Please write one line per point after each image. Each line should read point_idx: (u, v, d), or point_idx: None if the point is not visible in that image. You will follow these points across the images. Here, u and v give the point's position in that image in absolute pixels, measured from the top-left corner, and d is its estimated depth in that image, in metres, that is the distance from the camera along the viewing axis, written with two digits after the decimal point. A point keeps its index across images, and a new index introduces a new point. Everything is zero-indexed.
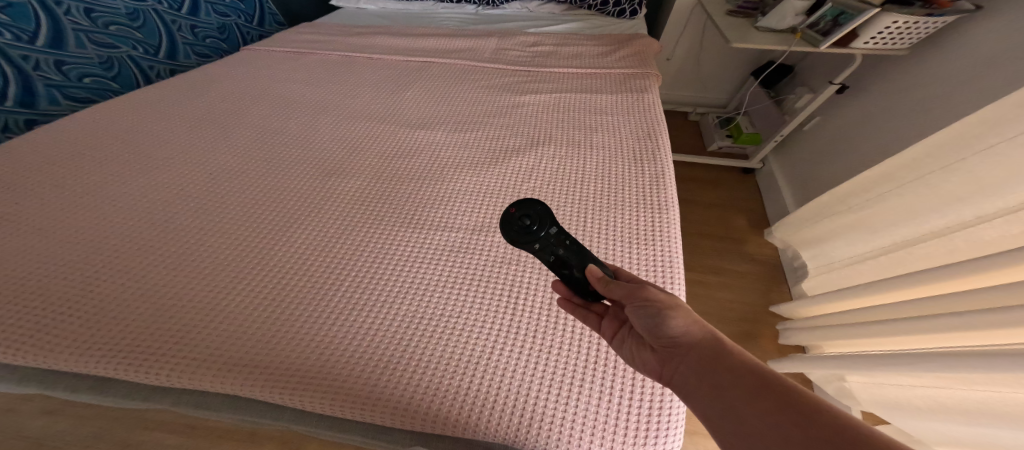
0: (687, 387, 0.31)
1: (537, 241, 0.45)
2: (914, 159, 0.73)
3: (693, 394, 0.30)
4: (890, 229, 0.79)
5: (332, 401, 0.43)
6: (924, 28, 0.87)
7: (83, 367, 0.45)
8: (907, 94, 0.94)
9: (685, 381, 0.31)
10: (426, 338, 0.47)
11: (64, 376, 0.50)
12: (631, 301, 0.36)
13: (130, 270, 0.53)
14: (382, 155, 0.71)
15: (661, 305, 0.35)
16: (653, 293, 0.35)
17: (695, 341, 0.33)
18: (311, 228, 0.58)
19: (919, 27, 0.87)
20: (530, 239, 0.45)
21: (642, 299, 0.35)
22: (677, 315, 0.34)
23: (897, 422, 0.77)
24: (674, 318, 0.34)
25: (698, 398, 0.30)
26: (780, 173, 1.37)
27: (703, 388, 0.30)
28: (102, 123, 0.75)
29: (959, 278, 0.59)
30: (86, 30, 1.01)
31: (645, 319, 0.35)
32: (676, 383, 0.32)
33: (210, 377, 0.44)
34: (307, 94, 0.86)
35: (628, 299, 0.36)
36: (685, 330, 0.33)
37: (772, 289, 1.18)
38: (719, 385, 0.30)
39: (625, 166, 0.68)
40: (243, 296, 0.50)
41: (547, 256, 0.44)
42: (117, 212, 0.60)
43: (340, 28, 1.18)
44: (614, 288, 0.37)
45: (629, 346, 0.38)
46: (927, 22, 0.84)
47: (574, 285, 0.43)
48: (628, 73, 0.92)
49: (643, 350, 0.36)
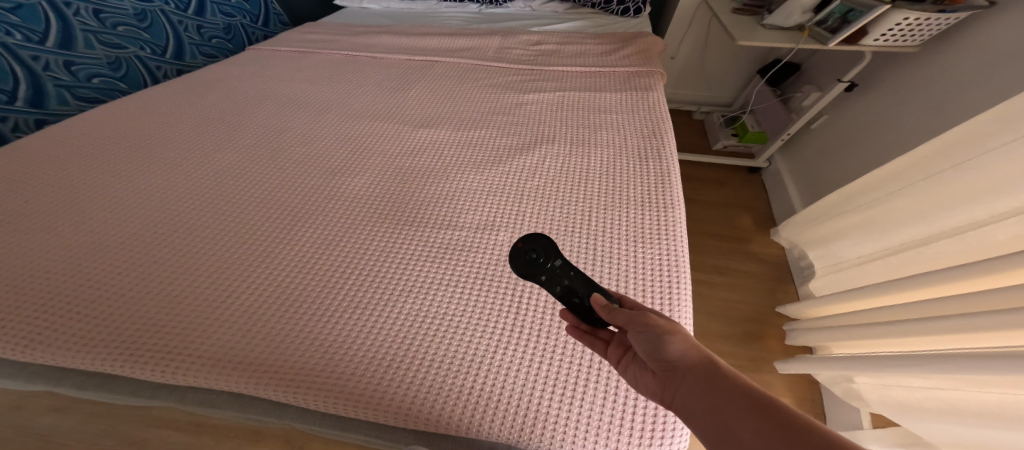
0: (687, 409, 0.30)
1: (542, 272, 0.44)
2: (926, 158, 0.72)
3: (693, 416, 0.29)
4: (899, 229, 0.78)
5: (336, 399, 0.43)
6: (936, 25, 0.85)
7: (91, 365, 0.46)
8: (917, 92, 0.93)
9: (685, 404, 0.30)
10: (430, 338, 0.46)
11: (71, 374, 0.50)
12: (633, 328, 0.34)
13: (136, 268, 0.53)
14: (386, 154, 0.71)
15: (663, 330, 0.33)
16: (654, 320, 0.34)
17: (695, 363, 0.31)
18: (315, 227, 0.58)
19: (931, 24, 0.85)
20: (536, 272, 0.43)
21: (643, 325, 0.34)
22: (676, 338, 0.32)
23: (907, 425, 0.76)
24: (673, 341, 0.32)
25: (698, 422, 0.29)
26: (786, 173, 1.36)
27: (704, 412, 0.29)
28: (108, 122, 0.76)
29: (971, 278, 0.58)
30: (95, 31, 1.02)
31: (646, 345, 0.33)
32: (677, 407, 0.30)
33: (215, 374, 0.44)
34: (311, 94, 0.87)
35: (630, 326, 0.34)
36: (685, 353, 0.32)
37: (778, 289, 1.17)
38: (719, 409, 0.28)
39: (630, 164, 0.67)
40: (248, 295, 0.50)
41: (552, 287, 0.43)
42: (124, 210, 0.60)
43: (343, 28, 1.18)
44: (618, 315, 0.35)
45: (634, 370, 0.36)
46: (939, 19, 0.83)
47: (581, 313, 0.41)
48: (632, 71, 0.92)
49: (645, 374, 0.35)
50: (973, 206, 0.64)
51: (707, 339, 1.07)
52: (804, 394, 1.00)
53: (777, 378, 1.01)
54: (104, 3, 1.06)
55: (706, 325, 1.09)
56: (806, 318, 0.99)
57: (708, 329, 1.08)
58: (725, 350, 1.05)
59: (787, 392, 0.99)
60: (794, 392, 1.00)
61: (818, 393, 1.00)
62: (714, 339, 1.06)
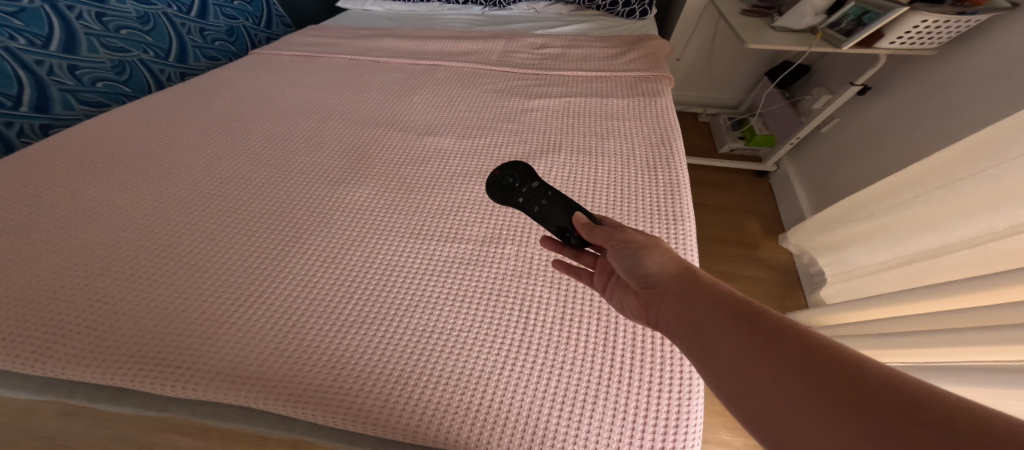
0: (669, 322, 0.32)
1: (519, 195, 0.51)
2: (944, 166, 0.71)
3: (675, 326, 0.31)
4: (916, 237, 0.76)
5: (343, 415, 0.42)
6: (954, 28, 0.84)
7: (100, 378, 0.45)
8: (935, 95, 0.91)
9: (667, 318, 0.32)
10: (436, 352, 0.46)
11: (74, 386, 0.50)
12: (611, 244, 0.38)
13: (139, 281, 0.52)
14: (391, 163, 0.70)
15: (639, 245, 0.37)
16: (631, 235, 0.37)
17: (671, 276, 0.34)
18: (319, 239, 0.58)
19: (949, 27, 0.84)
20: (513, 194, 0.51)
21: (622, 243, 0.37)
22: (654, 253, 0.35)
23: None
24: (651, 256, 0.35)
25: (679, 333, 0.31)
26: (795, 176, 1.34)
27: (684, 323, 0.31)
28: (112, 130, 0.76)
29: (992, 290, 0.56)
30: (98, 34, 1.02)
31: (625, 260, 0.37)
32: (660, 324, 0.33)
33: (221, 390, 0.44)
34: (315, 100, 0.86)
35: (611, 243, 0.38)
36: (660, 267, 0.35)
37: (787, 295, 1.16)
38: (697, 318, 0.30)
39: (638, 173, 0.66)
40: (251, 311, 0.50)
41: (526, 204, 0.50)
42: (131, 220, 0.60)
43: (346, 31, 1.18)
44: (598, 233, 0.39)
45: (620, 295, 0.40)
46: (958, 21, 0.82)
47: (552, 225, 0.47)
48: (640, 76, 0.90)
49: (631, 296, 0.39)
50: (993, 216, 0.62)
51: None
52: None
53: None
54: (107, 7, 1.07)
55: None
56: (816, 326, 0.98)
57: None
58: None
59: None
60: None
61: None
62: None
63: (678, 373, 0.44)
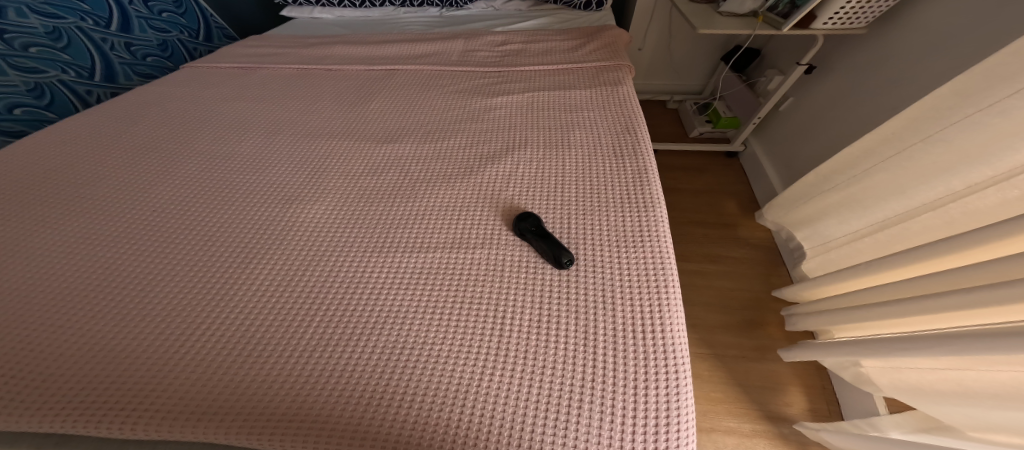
0: None
1: (531, 218, 0.55)
2: (896, 133, 0.74)
3: None
4: (882, 205, 0.78)
5: (313, 447, 0.38)
6: (877, 7, 0.88)
7: (31, 427, 0.40)
8: (879, 68, 0.94)
9: None
10: (407, 367, 0.42)
11: (5, 435, 0.44)
12: None
13: (71, 324, 0.47)
14: (348, 174, 0.66)
15: None
16: None
17: None
18: (272, 262, 0.53)
19: (873, 6, 0.87)
20: (529, 214, 0.55)
21: None
22: None
23: (925, 409, 0.70)
24: None
25: None
26: (763, 154, 1.37)
27: None
28: (39, 160, 0.68)
29: (955, 253, 0.58)
30: (4, 55, 0.93)
31: None
32: None
33: (172, 428, 0.39)
34: (262, 113, 0.81)
35: None
36: None
37: (771, 274, 1.18)
38: None
39: (605, 163, 0.65)
40: (199, 345, 0.45)
41: (534, 223, 0.54)
42: (58, 257, 0.54)
43: (293, 40, 1.11)
44: None
45: None
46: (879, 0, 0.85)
47: (552, 244, 0.51)
48: (600, 66, 0.89)
49: None
50: (949, 177, 0.65)
51: (707, 331, 1.07)
52: (814, 381, 0.99)
53: (784, 367, 1.01)
54: (6, 22, 0.95)
55: (705, 317, 1.10)
56: (803, 301, 0.98)
57: (707, 321, 1.09)
58: (726, 341, 1.05)
59: (796, 380, 0.99)
60: (802, 380, 0.99)
61: (827, 379, 0.99)
62: (714, 330, 1.07)
63: (664, 365, 0.42)
